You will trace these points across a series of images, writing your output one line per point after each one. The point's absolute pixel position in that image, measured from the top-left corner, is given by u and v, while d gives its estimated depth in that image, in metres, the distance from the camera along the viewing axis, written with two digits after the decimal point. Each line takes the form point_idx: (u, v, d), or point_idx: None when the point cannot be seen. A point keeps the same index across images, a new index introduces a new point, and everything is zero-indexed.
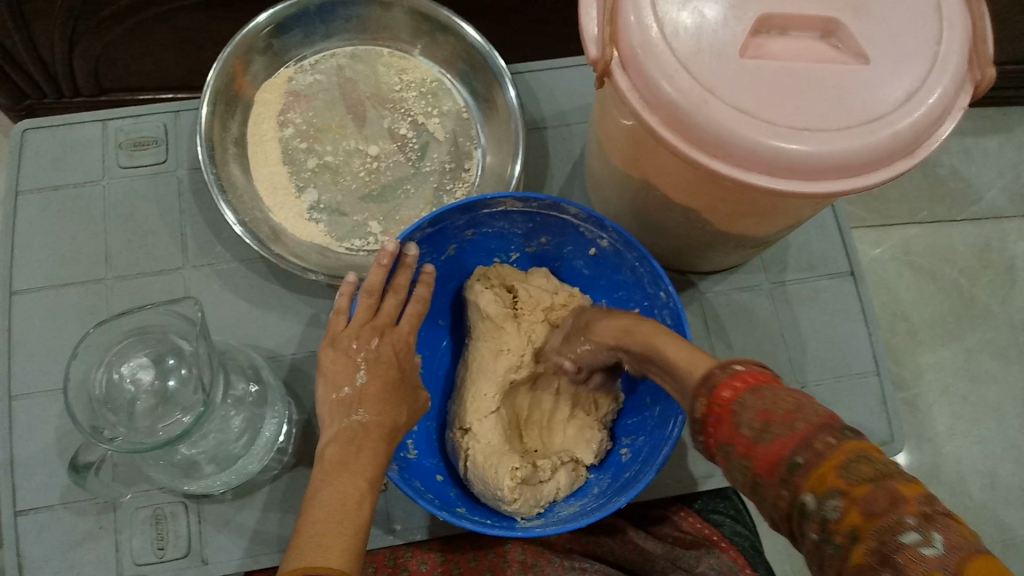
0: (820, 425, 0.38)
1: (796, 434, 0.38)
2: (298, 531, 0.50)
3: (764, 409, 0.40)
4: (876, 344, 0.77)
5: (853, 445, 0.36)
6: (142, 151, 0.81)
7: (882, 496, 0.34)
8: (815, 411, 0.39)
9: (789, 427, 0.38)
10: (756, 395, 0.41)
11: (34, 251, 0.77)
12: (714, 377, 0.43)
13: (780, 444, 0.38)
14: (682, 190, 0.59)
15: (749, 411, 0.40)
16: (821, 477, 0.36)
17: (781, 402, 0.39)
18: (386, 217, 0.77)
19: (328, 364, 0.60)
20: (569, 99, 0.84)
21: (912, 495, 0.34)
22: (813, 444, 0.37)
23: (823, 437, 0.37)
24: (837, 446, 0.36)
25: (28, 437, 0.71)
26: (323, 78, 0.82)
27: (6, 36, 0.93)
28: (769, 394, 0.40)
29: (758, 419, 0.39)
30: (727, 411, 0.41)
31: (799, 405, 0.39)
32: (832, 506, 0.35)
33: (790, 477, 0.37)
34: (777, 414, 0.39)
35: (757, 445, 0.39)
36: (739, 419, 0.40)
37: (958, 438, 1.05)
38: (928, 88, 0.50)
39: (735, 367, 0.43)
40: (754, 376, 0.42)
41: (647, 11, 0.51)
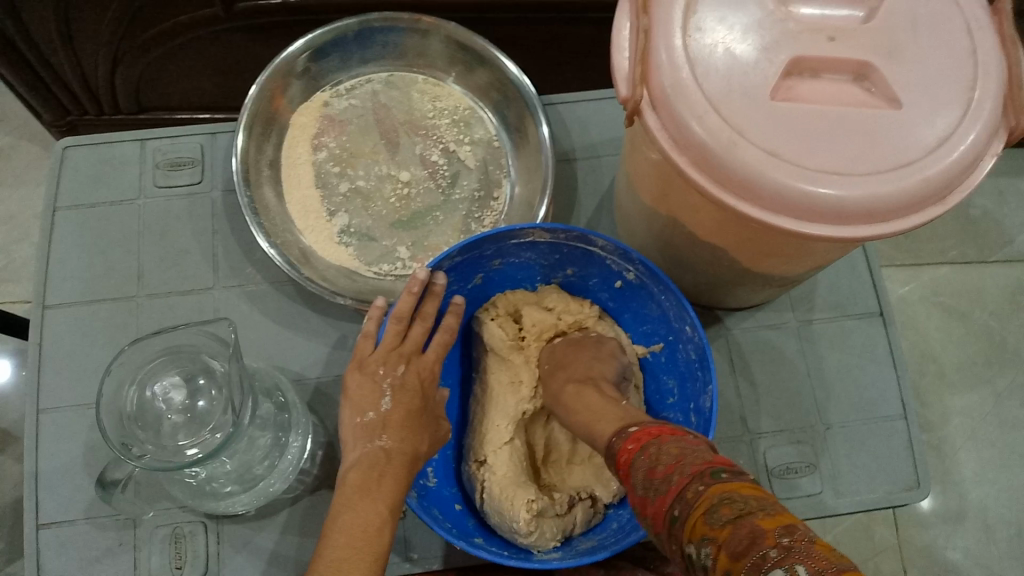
0: (692, 475, 0.40)
1: (673, 487, 0.41)
2: (317, 557, 0.51)
3: (649, 467, 0.43)
4: (903, 387, 0.76)
5: (719, 489, 0.38)
6: (179, 171, 0.83)
7: (741, 533, 0.35)
8: (692, 461, 0.42)
9: (668, 483, 0.41)
10: (645, 454, 0.45)
11: (67, 266, 0.79)
12: (614, 445, 0.49)
13: (661, 499, 0.41)
14: (708, 228, 0.59)
15: (641, 471, 0.44)
16: (692, 525, 0.38)
17: (664, 458, 0.43)
18: (414, 243, 0.78)
19: (354, 389, 0.61)
20: (600, 131, 0.84)
21: (772, 528, 0.35)
22: (685, 495, 0.40)
23: (694, 486, 0.40)
24: (705, 492, 0.39)
25: (54, 451, 0.72)
26: (358, 103, 0.83)
27: (52, 55, 0.96)
28: (654, 451, 0.44)
29: (646, 478, 0.43)
30: (628, 473, 0.45)
31: (679, 457, 0.42)
32: (705, 554, 0.37)
33: (674, 530, 0.40)
34: (659, 469, 0.43)
35: (649, 502, 0.42)
36: (633, 480, 0.44)
37: (985, 484, 1.04)
38: (961, 135, 0.49)
39: (630, 430, 0.49)
40: (646, 435, 0.46)
41: (679, 51, 0.51)
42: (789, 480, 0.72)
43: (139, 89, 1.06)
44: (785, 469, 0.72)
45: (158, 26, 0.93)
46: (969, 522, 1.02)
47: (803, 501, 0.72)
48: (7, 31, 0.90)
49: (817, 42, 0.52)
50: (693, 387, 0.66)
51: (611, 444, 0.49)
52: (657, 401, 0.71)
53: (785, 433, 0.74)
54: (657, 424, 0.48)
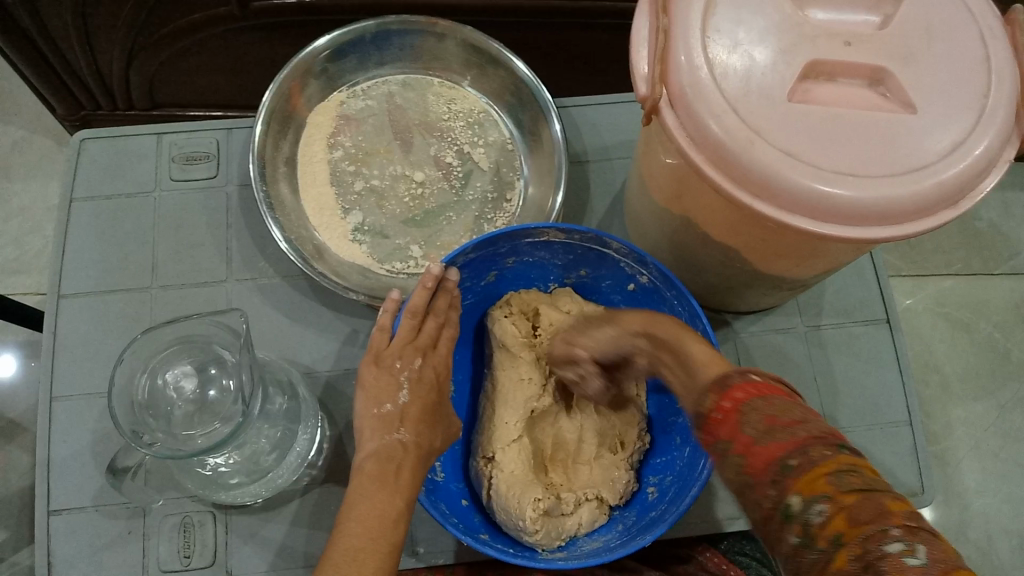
0: (818, 435, 0.38)
1: (793, 439, 0.38)
2: (331, 544, 0.51)
3: (767, 411, 0.40)
4: (909, 393, 0.76)
5: (846, 457, 0.37)
6: (195, 165, 0.83)
7: (870, 505, 0.35)
8: (815, 424, 0.39)
9: (787, 433, 0.39)
10: (761, 399, 0.41)
11: (83, 256, 0.79)
12: (729, 379, 0.44)
13: (777, 445, 0.38)
14: (721, 227, 0.60)
15: (754, 413, 0.41)
16: (811, 481, 0.36)
17: (786, 410, 0.40)
18: (427, 241, 0.78)
19: (371, 381, 0.61)
20: (612, 134, 0.85)
21: (899, 511, 0.35)
22: (811, 451, 0.37)
23: (819, 447, 0.38)
24: (837, 457, 0.37)
25: (65, 439, 0.73)
26: (374, 104, 0.84)
27: (69, 49, 0.97)
28: (773, 399, 0.41)
29: (763, 421, 0.40)
30: (728, 412, 0.42)
31: (804, 415, 0.40)
32: (819, 511, 0.35)
33: (780, 479, 0.37)
34: (780, 419, 0.40)
35: (754, 445, 0.39)
36: (740, 417, 0.41)
37: (988, 495, 1.04)
38: (974, 141, 0.50)
39: (751, 375, 0.44)
40: (762, 382, 0.43)
41: (698, 52, 0.52)
42: None
43: (154, 85, 1.06)
44: None
45: (175, 23, 0.94)
46: (972, 532, 1.02)
47: None
48: (26, 25, 0.91)
49: (834, 47, 0.53)
50: None
51: (725, 378, 0.44)
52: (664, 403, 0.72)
53: None
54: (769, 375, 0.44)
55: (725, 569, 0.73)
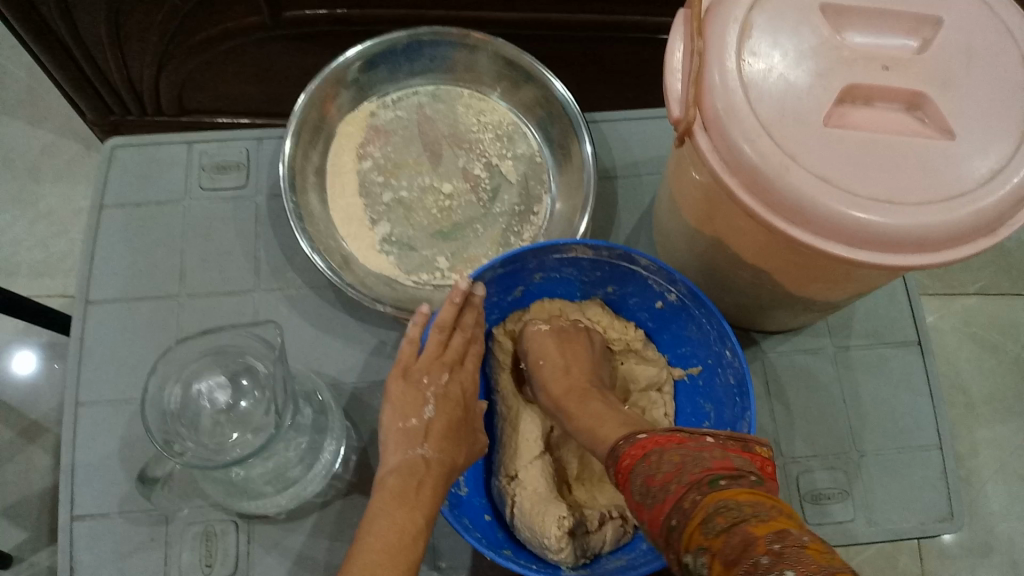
0: (689, 484, 0.42)
1: (670, 497, 0.43)
2: (352, 557, 0.52)
3: (649, 476, 0.46)
4: (940, 418, 0.76)
5: (714, 498, 0.40)
6: (225, 174, 0.84)
7: (731, 539, 0.37)
8: (689, 470, 0.43)
9: (665, 493, 0.43)
10: (646, 463, 0.47)
11: (112, 263, 0.80)
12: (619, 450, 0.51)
13: (659, 508, 0.43)
14: (752, 250, 0.59)
15: (640, 478, 0.46)
16: (690, 536, 0.40)
17: (663, 466, 0.45)
18: (454, 254, 0.78)
19: (398, 396, 0.62)
20: (642, 150, 0.85)
21: (764, 535, 0.36)
22: (682, 505, 0.42)
23: (692, 498, 0.41)
24: (701, 500, 0.41)
25: (91, 444, 0.73)
26: (404, 114, 0.84)
27: (100, 54, 0.97)
28: (656, 460, 0.46)
29: (644, 486, 0.45)
30: (628, 480, 0.48)
31: (678, 466, 0.44)
32: (699, 562, 0.38)
33: (671, 540, 0.41)
34: (659, 479, 0.45)
35: (647, 512, 0.44)
36: (633, 488, 0.46)
37: (1014, 519, 1.03)
38: (1014, 168, 0.50)
39: (637, 437, 0.50)
40: (654, 444, 0.48)
41: (732, 75, 0.52)
42: (822, 505, 0.72)
43: (182, 91, 1.07)
44: (817, 495, 0.72)
45: (206, 31, 0.94)
46: (997, 556, 1.02)
47: (836, 527, 0.72)
48: (59, 30, 0.92)
49: (872, 71, 0.52)
50: (729, 414, 0.66)
51: (617, 447, 0.52)
52: (693, 423, 0.71)
53: (819, 459, 0.74)
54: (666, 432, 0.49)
55: None
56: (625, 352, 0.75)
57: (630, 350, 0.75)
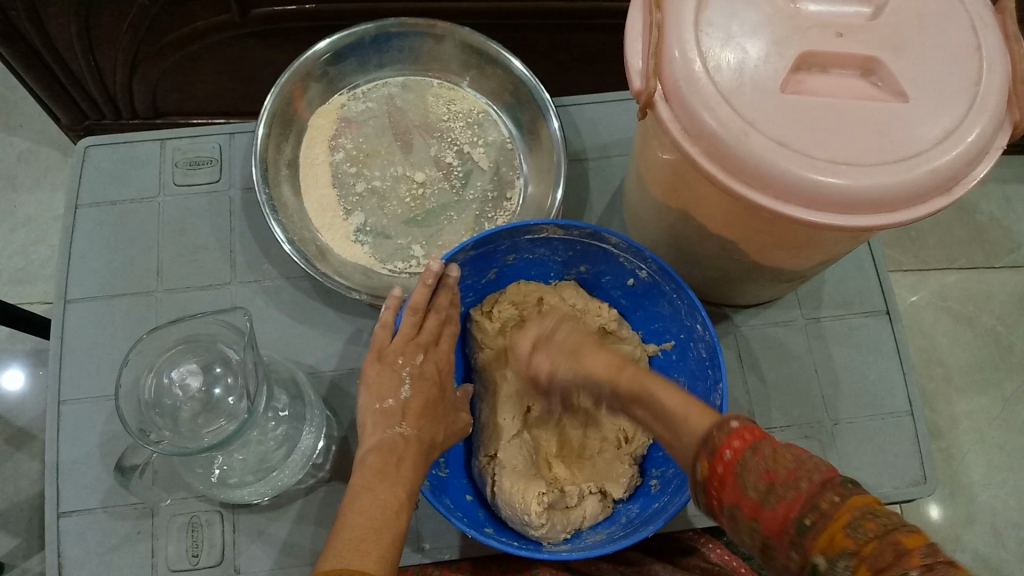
0: (822, 483, 0.40)
1: (801, 497, 0.40)
2: (335, 535, 0.52)
3: (765, 468, 0.42)
4: (910, 384, 0.77)
5: (857, 501, 0.39)
6: (198, 170, 0.84)
7: (886, 548, 0.37)
8: (812, 467, 0.41)
9: (792, 490, 0.40)
10: (758, 455, 0.42)
11: (89, 262, 0.80)
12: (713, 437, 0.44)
13: (787, 506, 0.40)
14: (718, 220, 0.60)
15: (751, 470, 0.42)
16: (831, 537, 0.38)
17: (782, 460, 0.42)
18: (428, 240, 0.79)
19: (373, 377, 0.62)
20: (610, 132, 0.86)
21: (916, 547, 0.37)
22: (820, 504, 0.39)
23: (828, 497, 0.39)
24: (845, 503, 0.39)
25: (74, 441, 0.74)
26: (374, 106, 0.85)
27: (73, 58, 0.98)
28: (769, 453, 0.42)
29: (763, 480, 0.41)
30: (726, 468, 0.43)
31: (800, 464, 0.41)
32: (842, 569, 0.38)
33: (800, 540, 0.40)
34: (782, 475, 0.41)
35: (763, 508, 0.41)
36: (742, 480, 0.42)
37: (993, 487, 1.08)
38: (967, 128, 0.50)
39: (731, 423, 0.44)
40: (751, 430, 0.44)
41: (691, 47, 0.52)
42: None
43: (157, 92, 1.07)
44: None
45: (179, 30, 0.95)
46: (979, 524, 1.06)
47: None
48: (30, 35, 0.92)
49: (826, 38, 0.53)
50: (702, 386, 0.67)
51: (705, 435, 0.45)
52: None
53: (793, 428, 0.75)
54: (757, 414, 0.45)
55: (729, 557, 0.71)
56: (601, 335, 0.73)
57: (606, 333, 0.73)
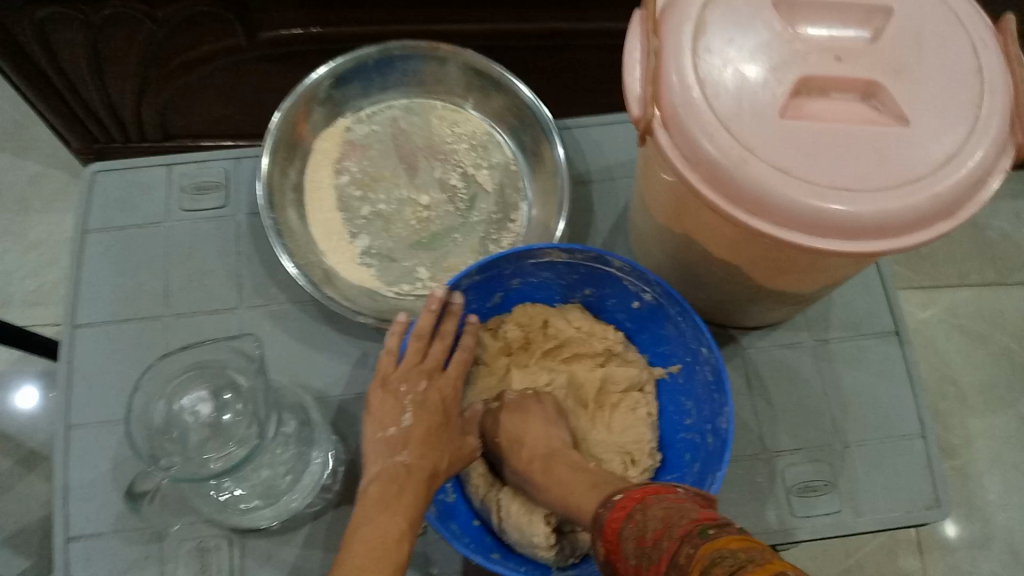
0: (680, 537, 0.41)
1: (663, 555, 0.42)
2: (338, 565, 0.52)
3: (638, 536, 0.44)
4: (921, 406, 0.76)
5: (709, 546, 0.39)
6: (205, 195, 0.85)
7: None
8: (678, 523, 0.43)
9: (657, 550, 0.42)
10: (632, 524, 0.46)
11: (97, 287, 0.81)
12: (601, 518, 0.50)
13: (655, 566, 0.42)
14: (722, 245, 0.60)
15: (630, 540, 0.45)
16: None
17: (650, 523, 0.44)
18: (434, 264, 0.79)
19: (377, 405, 0.63)
20: (615, 154, 0.86)
21: (762, 574, 0.35)
22: (678, 558, 0.40)
23: (685, 550, 0.40)
24: (696, 549, 0.39)
25: (82, 466, 0.74)
26: (379, 129, 0.85)
27: (82, 83, 0.98)
28: (641, 520, 0.45)
29: (636, 546, 0.44)
30: (615, 544, 0.47)
31: (666, 521, 0.43)
32: None
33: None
34: (648, 537, 0.44)
35: (641, 570, 0.43)
36: (624, 550, 0.45)
37: (1010, 507, 1.07)
38: (968, 152, 0.50)
39: (615, 500, 0.50)
40: (634, 500, 0.48)
41: (690, 72, 0.52)
42: (808, 498, 0.72)
43: (165, 116, 1.08)
44: (803, 487, 0.73)
45: (184, 55, 0.95)
46: (995, 545, 1.05)
47: (824, 519, 0.72)
48: (38, 61, 0.93)
49: (825, 63, 0.53)
50: (709, 409, 0.66)
51: (599, 517, 0.50)
52: (675, 420, 0.72)
53: (804, 452, 0.74)
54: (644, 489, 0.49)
55: None
56: (608, 357, 0.74)
57: (612, 355, 0.74)
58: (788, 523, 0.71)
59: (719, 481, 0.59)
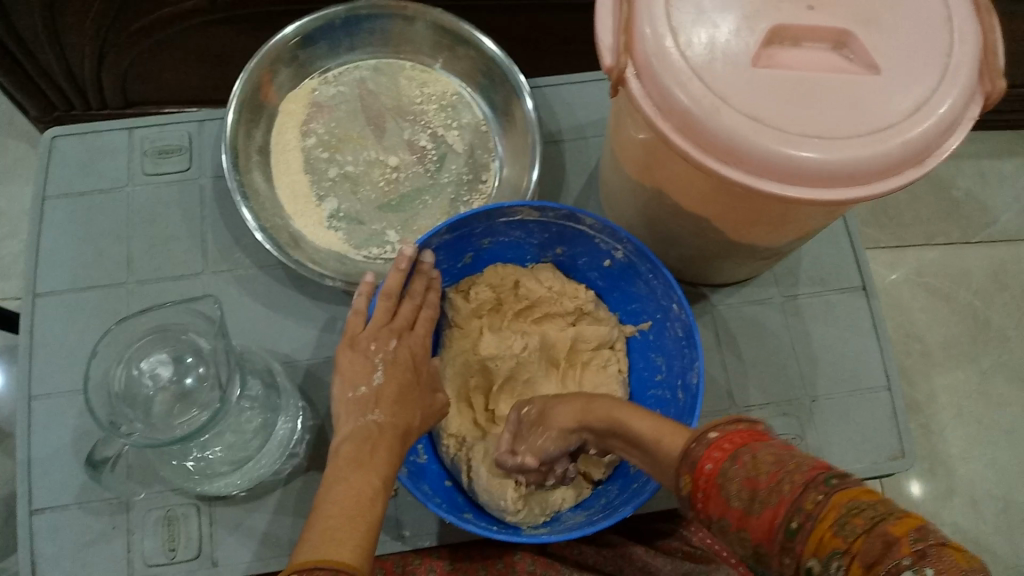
0: (804, 481, 0.37)
1: (784, 498, 0.37)
2: (310, 524, 0.51)
3: (746, 476, 0.39)
4: (888, 359, 0.77)
5: (842, 497, 0.35)
6: (167, 158, 0.83)
7: (876, 545, 0.33)
8: (796, 468, 0.38)
9: (773, 493, 0.37)
10: (736, 463, 0.40)
11: (57, 253, 0.79)
12: (694, 452, 0.43)
13: (771, 511, 0.37)
14: (693, 198, 0.60)
15: (733, 481, 0.39)
16: (819, 540, 0.35)
17: (763, 466, 0.39)
18: (403, 225, 0.78)
19: (346, 365, 0.61)
20: (585, 113, 0.85)
21: (905, 534, 0.33)
22: (804, 505, 0.36)
23: (812, 495, 0.36)
24: (830, 500, 0.35)
25: (45, 437, 0.72)
26: (346, 90, 0.84)
27: (38, 48, 0.96)
28: (748, 458, 0.40)
29: (744, 488, 0.38)
30: (709, 483, 0.41)
31: (781, 463, 0.38)
32: (834, 568, 0.34)
33: (790, 545, 0.36)
34: (761, 479, 0.38)
35: (749, 517, 0.38)
36: (725, 491, 0.39)
37: (973, 461, 1.09)
38: (939, 100, 0.50)
39: (710, 436, 0.43)
40: (731, 439, 0.42)
41: (662, 22, 0.51)
42: None
43: (125, 82, 1.06)
44: None
45: (144, 19, 0.93)
46: (959, 498, 1.07)
47: None
48: None
49: (796, 11, 0.52)
50: (680, 365, 0.66)
51: (687, 451, 0.43)
52: (645, 376, 0.72)
53: (773, 406, 0.75)
54: (735, 424, 0.43)
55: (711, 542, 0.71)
56: (578, 316, 0.74)
57: (583, 314, 0.74)
58: None
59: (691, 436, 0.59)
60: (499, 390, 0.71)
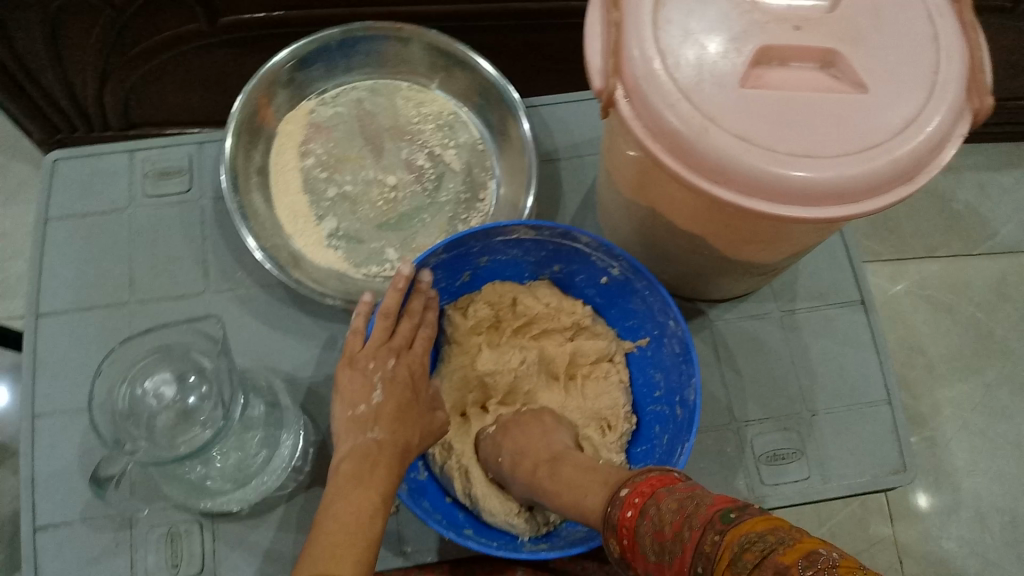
0: (702, 526, 0.40)
1: (688, 545, 0.40)
2: (309, 544, 0.52)
3: (655, 529, 0.43)
4: (886, 372, 0.77)
5: (736, 534, 0.38)
6: (169, 180, 0.84)
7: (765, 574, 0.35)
8: (695, 512, 0.41)
9: (678, 541, 0.41)
10: (646, 518, 0.44)
11: (61, 274, 0.80)
12: (611, 515, 0.47)
13: (678, 559, 0.40)
14: (685, 217, 0.60)
15: (646, 536, 0.43)
16: None
17: (666, 517, 0.42)
18: (402, 244, 0.79)
19: (345, 384, 0.62)
20: (582, 131, 0.86)
21: (794, 562, 0.35)
22: (703, 550, 0.39)
23: (709, 538, 0.39)
24: (726, 539, 0.38)
25: (50, 455, 0.73)
26: (344, 110, 0.85)
27: (42, 71, 0.97)
28: (655, 513, 0.43)
29: (655, 542, 0.42)
30: (629, 539, 0.45)
31: (682, 511, 0.42)
32: None
33: None
34: (666, 530, 0.42)
35: (664, 567, 0.42)
36: (641, 547, 0.44)
37: (977, 474, 1.09)
38: (925, 117, 0.51)
39: (621, 496, 0.48)
40: (638, 494, 0.46)
41: (651, 44, 0.52)
42: (777, 465, 0.73)
43: (128, 103, 1.07)
44: (771, 456, 0.74)
45: (146, 41, 0.94)
46: (963, 511, 1.07)
47: (792, 486, 0.73)
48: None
49: (784, 31, 0.53)
50: (676, 381, 0.67)
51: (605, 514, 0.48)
52: (644, 392, 0.73)
53: (772, 421, 0.75)
54: (648, 475, 0.48)
55: None
56: (576, 330, 0.74)
57: (581, 328, 0.74)
58: (757, 491, 0.73)
59: (689, 453, 0.59)
60: (498, 402, 0.72)
